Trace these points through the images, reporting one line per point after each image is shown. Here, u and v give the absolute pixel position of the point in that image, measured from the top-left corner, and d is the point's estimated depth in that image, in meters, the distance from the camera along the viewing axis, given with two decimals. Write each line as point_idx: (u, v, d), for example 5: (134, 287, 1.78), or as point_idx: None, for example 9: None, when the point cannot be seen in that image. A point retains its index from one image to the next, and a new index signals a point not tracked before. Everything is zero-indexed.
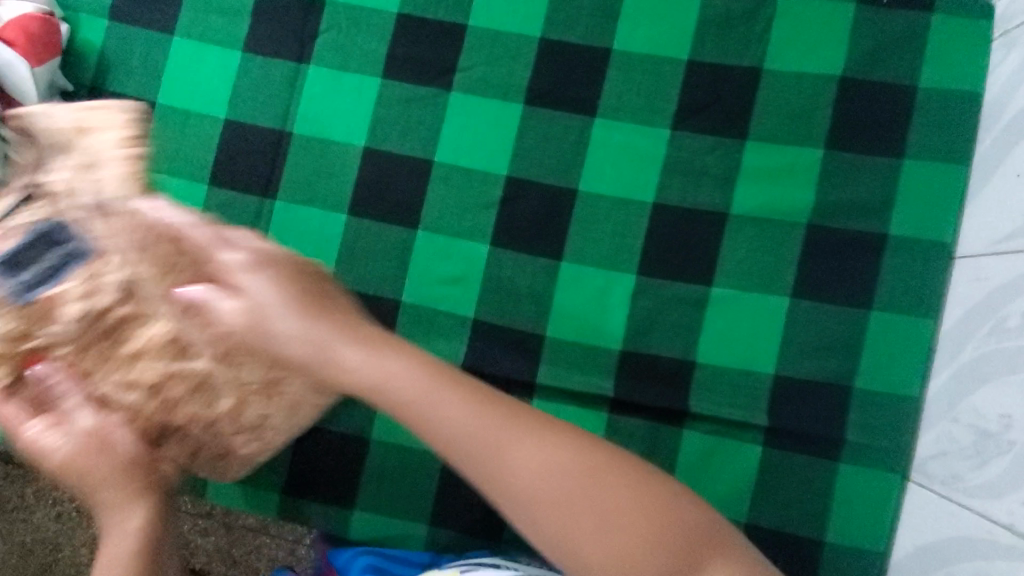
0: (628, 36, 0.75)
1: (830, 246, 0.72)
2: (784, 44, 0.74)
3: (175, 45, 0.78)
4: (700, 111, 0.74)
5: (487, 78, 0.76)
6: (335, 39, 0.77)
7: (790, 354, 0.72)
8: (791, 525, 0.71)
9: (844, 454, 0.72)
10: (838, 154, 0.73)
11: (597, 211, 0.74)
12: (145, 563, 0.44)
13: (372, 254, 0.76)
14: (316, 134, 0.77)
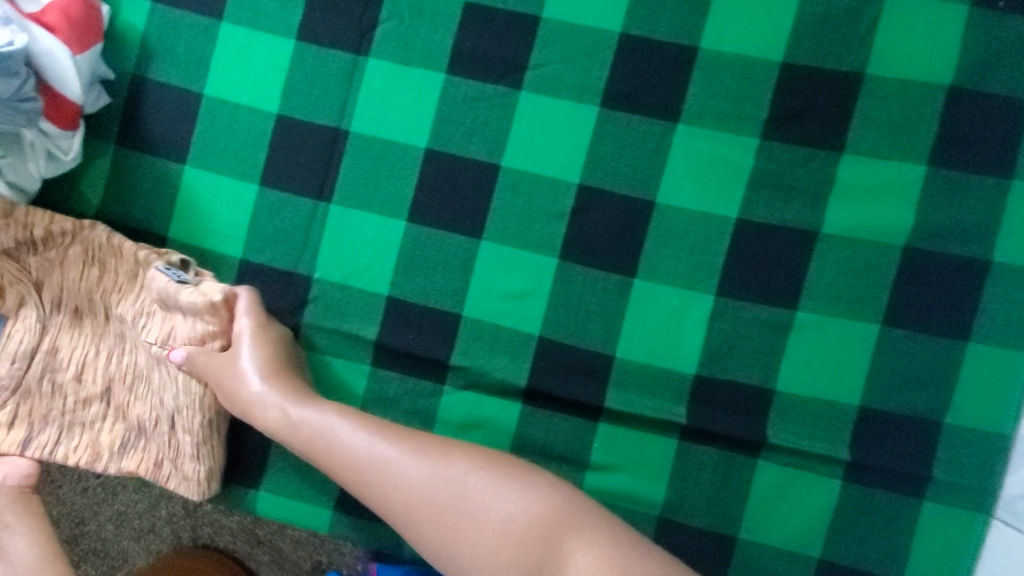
0: (716, 33, 0.69)
1: (927, 272, 0.67)
2: (888, 48, 0.68)
3: (224, 31, 0.72)
4: (793, 119, 0.68)
5: (561, 77, 0.70)
6: (397, 29, 0.71)
7: (877, 385, 0.68)
8: (867, 563, 0.68)
9: (929, 492, 0.68)
10: (940, 172, 0.67)
11: (676, 225, 0.69)
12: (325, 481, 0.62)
13: (434, 264, 0.71)
14: (375, 134, 0.72)
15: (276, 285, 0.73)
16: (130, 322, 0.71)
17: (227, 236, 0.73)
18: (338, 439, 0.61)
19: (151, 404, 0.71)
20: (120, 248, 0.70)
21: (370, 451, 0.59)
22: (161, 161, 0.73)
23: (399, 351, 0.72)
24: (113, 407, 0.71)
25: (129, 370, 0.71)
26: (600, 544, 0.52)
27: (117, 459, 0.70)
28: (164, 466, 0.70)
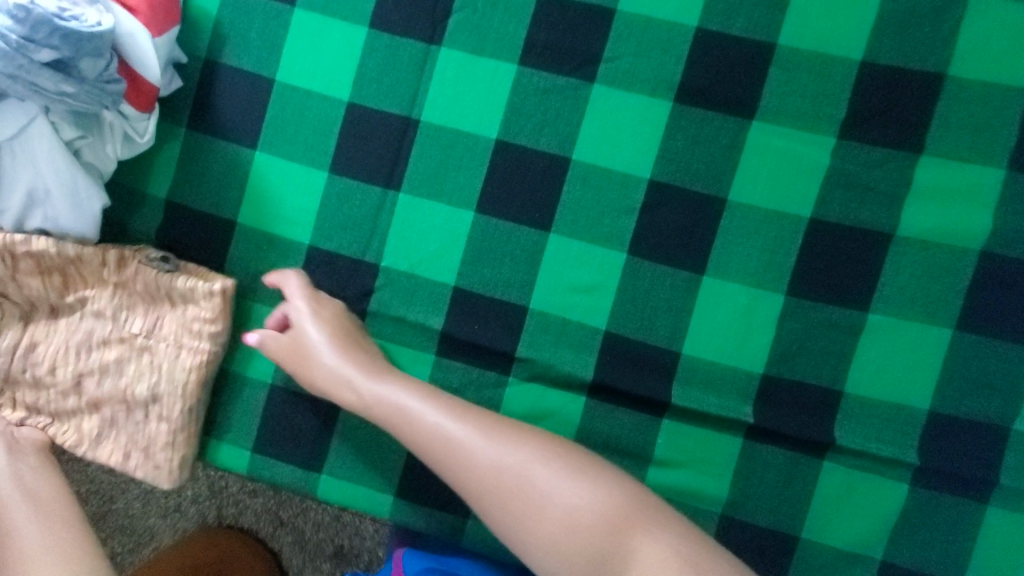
0: (795, 30, 0.68)
1: (1002, 277, 0.66)
2: (971, 48, 0.66)
3: (297, 17, 0.72)
4: (871, 118, 0.67)
5: (634, 70, 0.70)
6: (470, 19, 0.71)
7: (946, 389, 0.67)
8: (929, 565, 0.68)
9: (994, 497, 0.68)
10: (1021, 176, 0.66)
11: (747, 224, 0.69)
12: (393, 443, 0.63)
13: (501, 255, 0.71)
14: (446, 124, 0.72)
15: (343, 272, 0.73)
16: (109, 318, 0.71)
17: (295, 222, 0.73)
18: (416, 419, 0.62)
19: (118, 396, 0.72)
20: (81, 253, 0.69)
21: (438, 420, 0.61)
22: (231, 146, 0.74)
23: (465, 342, 0.72)
24: (87, 401, 0.72)
25: (101, 365, 0.72)
26: (667, 535, 0.55)
27: (95, 447, 0.73)
28: (136, 455, 0.73)
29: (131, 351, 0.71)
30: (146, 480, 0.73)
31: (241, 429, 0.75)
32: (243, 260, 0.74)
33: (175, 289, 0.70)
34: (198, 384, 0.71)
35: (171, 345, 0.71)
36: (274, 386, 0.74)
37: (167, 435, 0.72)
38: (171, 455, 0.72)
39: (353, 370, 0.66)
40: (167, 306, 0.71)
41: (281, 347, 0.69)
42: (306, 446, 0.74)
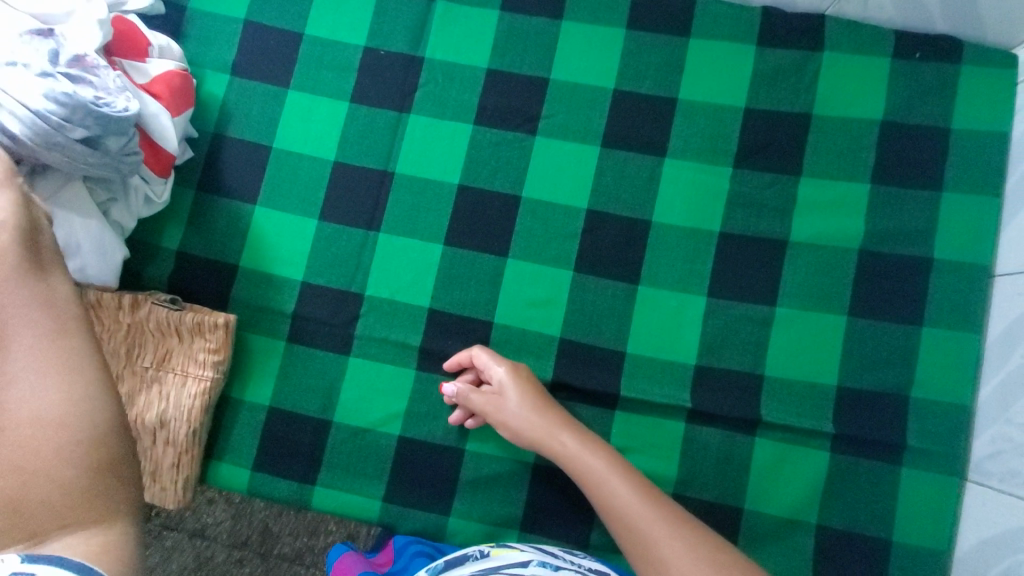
0: (691, 86, 0.85)
1: (881, 269, 0.80)
2: (831, 91, 0.84)
3: (291, 97, 0.88)
4: (759, 151, 0.84)
5: (568, 124, 0.86)
6: (433, 91, 0.87)
7: (850, 366, 0.79)
8: (858, 526, 0.77)
9: (905, 459, 0.78)
10: (883, 188, 0.81)
11: (669, 240, 0.83)
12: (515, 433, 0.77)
13: (467, 279, 0.84)
14: (417, 174, 0.86)
15: (332, 302, 0.85)
16: (122, 354, 0.80)
17: (290, 263, 0.86)
18: (566, 451, 0.73)
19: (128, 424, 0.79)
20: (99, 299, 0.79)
21: (542, 424, 0.75)
22: (235, 203, 0.87)
23: (441, 355, 0.83)
24: None
25: None
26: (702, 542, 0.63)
27: None
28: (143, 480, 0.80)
29: (140, 385, 0.80)
30: (153, 501, 0.80)
31: (241, 450, 0.83)
32: (245, 298, 0.85)
33: (184, 324, 0.80)
34: (203, 409, 0.79)
35: (178, 375, 0.80)
36: (272, 407, 0.83)
37: (172, 459, 0.79)
38: (176, 477, 0.79)
39: (564, 431, 0.74)
40: (176, 341, 0.80)
41: (482, 406, 0.77)
42: (302, 460, 0.82)
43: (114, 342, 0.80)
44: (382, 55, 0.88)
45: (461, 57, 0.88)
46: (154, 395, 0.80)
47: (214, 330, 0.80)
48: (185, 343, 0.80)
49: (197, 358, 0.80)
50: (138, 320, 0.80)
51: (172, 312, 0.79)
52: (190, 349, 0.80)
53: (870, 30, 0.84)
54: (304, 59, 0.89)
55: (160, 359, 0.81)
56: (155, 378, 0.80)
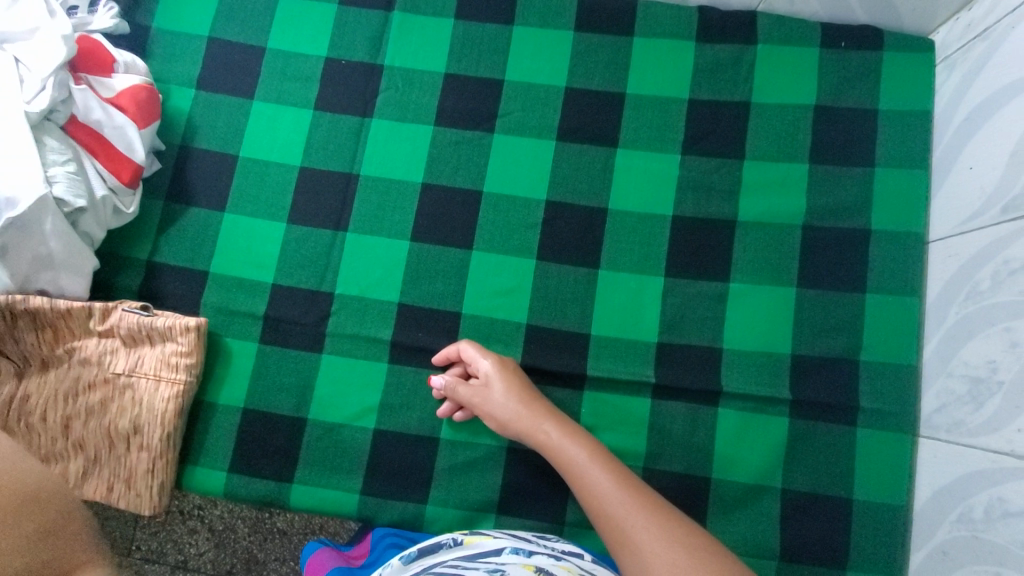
0: (638, 81, 0.91)
1: (823, 242, 0.85)
2: (766, 80, 0.90)
3: (255, 107, 0.91)
4: (704, 138, 0.89)
5: (523, 121, 0.90)
6: (393, 96, 0.91)
7: (802, 335, 0.83)
8: (820, 486, 0.80)
9: (860, 419, 0.81)
10: (821, 167, 0.87)
11: (625, 225, 0.87)
12: (500, 423, 0.79)
13: (435, 272, 0.87)
14: (381, 175, 0.90)
15: (303, 301, 0.87)
16: (95, 363, 0.81)
17: (260, 266, 0.88)
18: (548, 443, 0.75)
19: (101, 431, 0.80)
20: (69, 309, 0.80)
21: (526, 414, 0.77)
22: (204, 211, 0.89)
23: (412, 347, 0.85)
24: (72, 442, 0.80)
25: (85, 407, 0.80)
26: (677, 525, 0.62)
27: (81, 484, 0.80)
28: (118, 487, 0.80)
29: (112, 392, 0.81)
30: (128, 508, 0.80)
31: (217, 453, 0.84)
32: (216, 302, 0.87)
33: (155, 328, 0.81)
34: (176, 412, 0.81)
35: (150, 380, 0.81)
36: (247, 408, 0.84)
37: (147, 464, 0.80)
38: (151, 482, 0.80)
39: (547, 421, 0.76)
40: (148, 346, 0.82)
41: (470, 397, 0.79)
42: (278, 459, 0.83)
43: (86, 352, 0.81)
44: (343, 64, 0.92)
45: (420, 63, 0.92)
46: (128, 401, 0.81)
47: (186, 333, 0.82)
48: (157, 347, 0.82)
49: (169, 362, 0.81)
50: (110, 328, 0.81)
51: (143, 318, 0.81)
52: (162, 354, 0.82)
53: (798, 23, 0.90)
54: (268, 70, 0.92)
55: (132, 365, 0.82)
56: (128, 385, 0.81)
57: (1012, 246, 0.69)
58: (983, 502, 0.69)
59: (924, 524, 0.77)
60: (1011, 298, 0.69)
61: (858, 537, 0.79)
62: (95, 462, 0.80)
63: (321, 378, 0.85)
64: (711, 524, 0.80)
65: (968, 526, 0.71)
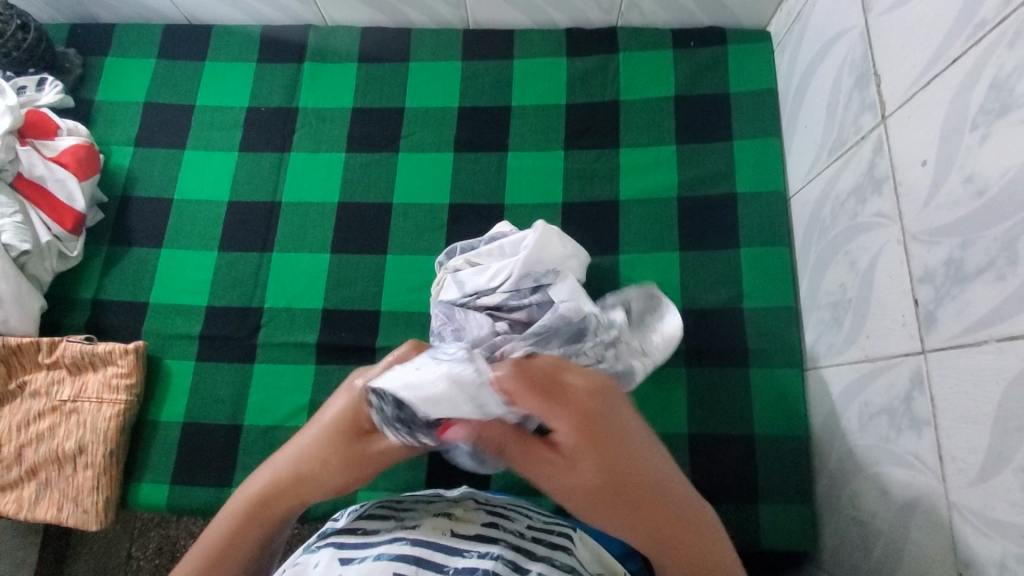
0: (521, 93, 1.04)
1: (697, 209, 0.95)
2: (631, 80, 1.03)
3: (187, 155, 1.03)
4: (582, 135, 1.01)
5: (424, 139, 1.02)
6: (308, 132, 1.03)
7: (688, 293, 0.91)
8: (723, 428, 0.85)
9: (751, 361, 0.88)
10: (686, 146, 0.98)
11: (521, 216, 0.97)
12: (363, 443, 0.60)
13: (353, 278, 0.95)
14: (301, 200, 1.00)
15: (234, 318, 0.94)
16: (43, 392, 0.88)
17: (194, 291, 0.96)
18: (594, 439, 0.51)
19: (48, 455, 0.86)
20: (19, 345, 0.88)
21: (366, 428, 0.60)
22: (143, 249, 0.99)
23: (337, 347, 0.92)
24: (24, 468, 0.86)
25: (34, 434, 0.86)
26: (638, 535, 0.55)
27: (33, 506, 0.85)
28: (67, 506, 0.85)
29: (58, 417, 0.87)
30: (76, 526, 0.85)
31: (159, 467, 0.89)
32: (155, 328, 0.95)
33: (97, 353, 0.89)
34: (118, 429, 0.87)
35: (93, 402, 0.88)
36: (186, 422, 0.90)
37: (92, 481, 0.85)
38: (96, 498, 0.85)
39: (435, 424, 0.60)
40: (91, 372, 0.89)
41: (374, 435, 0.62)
42: (216, 467, 0.88)
43: (35, 383, 0.88)
44: (263, 111, 1.05)
45: (330, 102, 1.05)
46: (73, 423, 0.87)
47: (125, 355, 0.89)
48: (99, 371, 0.89)
49: (110, 383, 0.88)
50: (55, 359, 0.89)
51: (85, 346, 0.89)
52: (103, 376, 0.89)
53: (652, 33, 1.05)
54: (198, 124, 1.05)
55: (77, 391, 0.88)
56: (73, 409, 0.87)
57: (840, 181, 0.79)
58: (856, 412, 0.73)
59: (821, 450, 0.81)
60: (845, 224, 0.77)
61: (765, 471, 0.83)
62: (44, 484, 0.86)
63: (253, 384, 0.91)
64: None
65: (850, 438, 0.75)
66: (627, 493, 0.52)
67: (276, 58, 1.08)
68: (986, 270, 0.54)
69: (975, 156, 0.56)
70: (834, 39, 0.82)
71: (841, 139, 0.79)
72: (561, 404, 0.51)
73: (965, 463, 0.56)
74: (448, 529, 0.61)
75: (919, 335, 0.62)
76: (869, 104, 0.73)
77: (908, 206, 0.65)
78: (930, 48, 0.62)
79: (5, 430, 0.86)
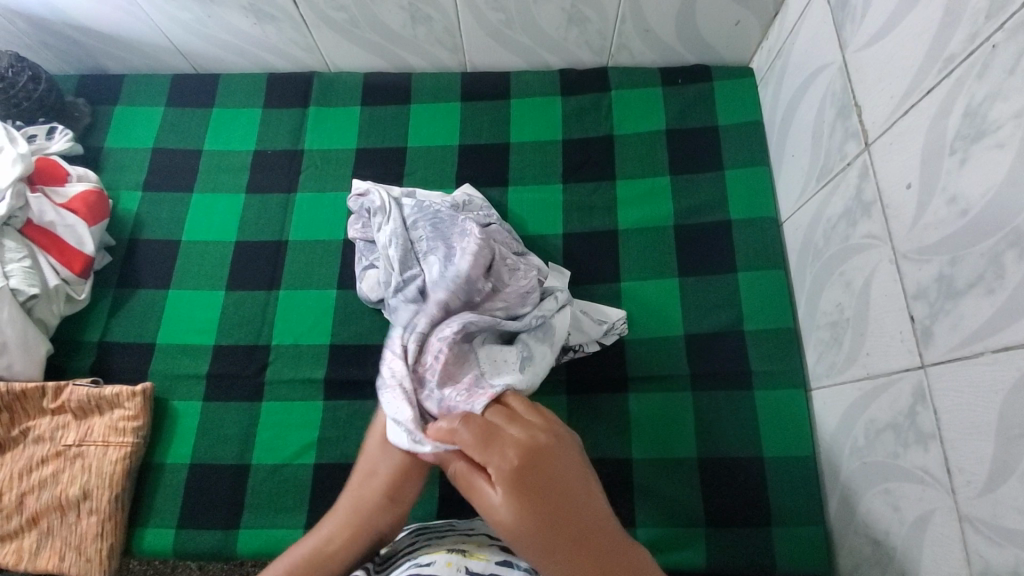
0: (518, 131, 1.08)
1: (693, 236, 0.98)
2: (623, 115, 1.08)
3: (195, 198, 1.06)
4: (579, 168, 1.05)
5: (426, 176, 1.06)
6: (313, 172, 1.07)
7: (690, 318, 0.94)
8: (730, 449, 0.86)
9: (754, 382, 0.89)
10: (680, 176, 1.02)
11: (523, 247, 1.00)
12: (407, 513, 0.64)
13: (360, 312, 0.97)
14: (307, 237, 1.02)
15: (243, 356, 0.95)
16: (47, 438, 0.87)
17: (202, 330, 0.97)
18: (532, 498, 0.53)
19: (51, 502, 0.84)
20: (25, 390, 0.87)
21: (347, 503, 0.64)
22: (151, 291, 1.00)
23: (345, 381, 0.93)
24: (26, 517, 0.84)
25: (37, 480, 0.85)
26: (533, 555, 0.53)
27: (35, 557, 0.83)
28: (69, 555, 0.83)
29: (63, 462, 0.86)
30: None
31: (165, 511, 0.88)
32: (163, 369, 0.95)
33: (104, 396, 0.89)
34: (124, 473, 0.86)
35: (99, 446, 0.87)
36: (193, 463, 0.90)
37: (97, 527, 0.84)
38: (101, 545, 0.83)
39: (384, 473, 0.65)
40: (98, 415, 0.89)
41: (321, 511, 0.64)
42: (224, 508, 0.87)
43: (40, 429, 0.88)
44: (270, 153, 1.08)
45: (334, 143, 1.09)
46: (78, 468, 0.86)
47: (132, 398, 0.89)
48: (106, 414, 0.89)
49: (117, 426, 0.88)
50: (61, 404, 0.88)
51: (91, 389, 0.89)
52: (109, 419, 0.88)
53: (641, 72, 1.10)
54: (206, 168, 1.08)
55: (83, 434, 0.88)
56: (78, 454, 0.87)
57: (830, 206, 0.82)
58: (862, 428, 0.75)
59: (829, 469, 0.82)
60: (838, 245, 0.80)
61: (775, 492, 0.84)
62: (46, 532, 0.84)
63: (261, 422, 0.91)
64: (637, 502, 0.85)
65: (857, 456, 0.76)
66: (537, 494, 0.51)
67: (281, 104, 1.12)
68: (976, 285, 0.57)
69: (956, 179, 0.59)
70: (814, 74, 0.87)
71: (828, 166, 0.83)
72: (499, 443, 0.55)
73: (973, 475, 0.57)
74: (463, 565, 0.59)
75: (918, 350, 0.64)
76: (852, 133, 0.77)
77: (897, 228, 0.68)
78: (905, 80, 0.67)
79: (7, 477, 0.85)
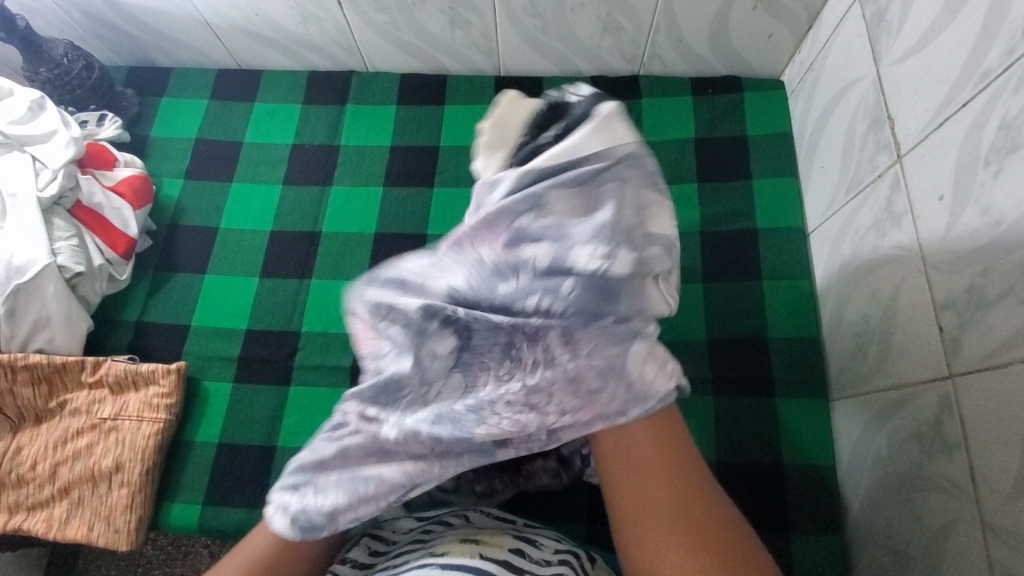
0: None
1: (719, 243, 0.99)
2: (653, 122, 1.09)
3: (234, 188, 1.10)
4: None
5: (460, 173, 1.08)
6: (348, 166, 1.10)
7: (714, 323, 0.94)
8: (751, 455, 0.86)
9: (776, 390, 0.89)
10: (707, 183, 1.04)
11: None
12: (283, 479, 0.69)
13: None
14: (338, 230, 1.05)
15: (273, 343, 0.98)
16: (83, 411, 0.90)
17: (235, 315, 1.00)
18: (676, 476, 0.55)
19: (83, 474, 0.87)
20: (65, 364, 0.91)
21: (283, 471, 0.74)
22: (187, 275, 1.04)
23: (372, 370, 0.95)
24: (58, 487, 0.87)
25: (71, 450, 0.88)
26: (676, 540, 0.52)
27: (63, 527, 0.86)
28: (97, 525, 0.86)
29: (97, 434, 0.89)
30: (106, 545, 0.85)
31: (195, 487, 0.91)
32: (197, 350, 0.98)
33: (140, 373, 0.92)
34: (156, 447, 0.89)
35: (133, 420, 0.90)
36: (222, 443, 0.93)
37: (126, 499, 0.86)
38: (129, 517, 0.86)
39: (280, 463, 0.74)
40: (134, 391, 0.92)
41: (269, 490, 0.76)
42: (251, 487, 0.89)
43: (76, 402, 0.91)
44: (307, 147, 1.12)
45: (368, 140, 1.12)
46: (111, 441, 0.89)
47: (166, 377, 0.92)
48: (140, 390, 0.92)
49: (151, 401, 0.91)
50: (98, 378, 0.91)
51: (128, 365, 0.92)
52: (144, 396, 0.91)
53: (672, 81, 1.12)
54: (245, 158, 1.12)
55: (118, 409, 0.91)
56: (111, 428, 0.89)
57: (858, 216, 0.83)
58: (885, 441, 0.75)
59: (849, 480, 0.82)
60: (866, 255, 0.81)
61: (796, 500, 0.84)
62: (77, 502, 0.87)
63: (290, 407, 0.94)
64: None
65: (879, 465, 0.76)
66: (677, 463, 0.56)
67: (320, 100, 1.16)
68: (1008, 296, 0.57)
69: (990, 190, 0.60)
70: (846, 86, 0.88)
71: (857, 178, 0.84)
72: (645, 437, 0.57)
73: (998, 484, 0.57)
74: (477, 551, 0.62)
75: (946, 361, 0.65)
76: (884, 145, 0.78)
77: (927, 238, 0.68)
78: (941, 93, 0.67)
79: (42, 447, 0.88)
